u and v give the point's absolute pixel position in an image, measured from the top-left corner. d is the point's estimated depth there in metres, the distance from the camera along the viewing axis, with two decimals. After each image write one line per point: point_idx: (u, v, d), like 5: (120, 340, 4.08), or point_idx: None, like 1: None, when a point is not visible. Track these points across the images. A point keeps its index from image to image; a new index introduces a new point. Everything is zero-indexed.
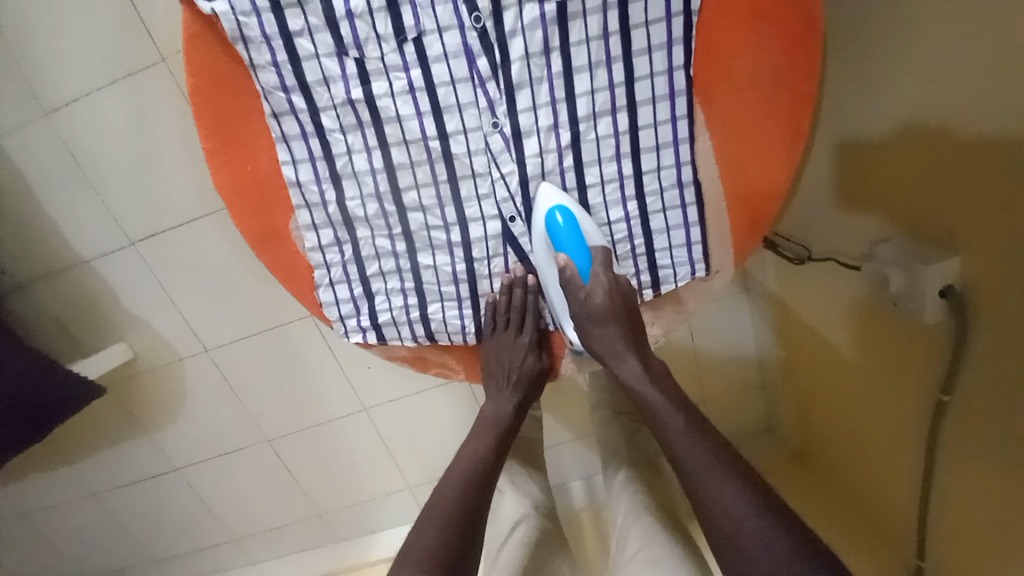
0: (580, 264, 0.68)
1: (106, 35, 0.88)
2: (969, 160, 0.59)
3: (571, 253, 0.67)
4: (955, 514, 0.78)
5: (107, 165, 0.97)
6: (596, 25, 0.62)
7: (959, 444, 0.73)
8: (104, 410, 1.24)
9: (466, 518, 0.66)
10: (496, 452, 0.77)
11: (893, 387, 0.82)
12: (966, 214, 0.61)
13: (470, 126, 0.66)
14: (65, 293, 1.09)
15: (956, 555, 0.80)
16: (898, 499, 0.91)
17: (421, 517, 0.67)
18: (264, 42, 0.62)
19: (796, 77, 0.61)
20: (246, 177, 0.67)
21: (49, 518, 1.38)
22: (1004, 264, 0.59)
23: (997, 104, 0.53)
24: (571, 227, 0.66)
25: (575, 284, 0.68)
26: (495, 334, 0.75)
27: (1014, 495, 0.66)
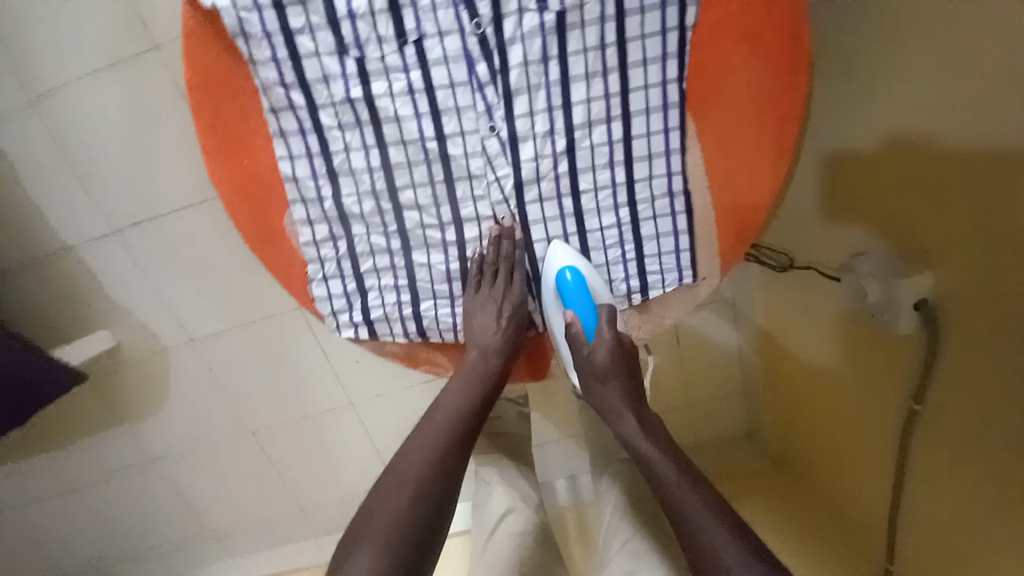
0: (585, 322, 0.71)
1: (100, 19, 0.87)
2: (941, 180, 0.62)
3: (577, 309, 0.70)
4: (922, 519, 0.81)
5: (98, 151, 0.96)
6: (594, 35, 0.64)
7: (926, 451, 0.77)
8: (85, 399, 1.22)
9: (435, 490, 0.66)
10: (476, 413, 0.72)
11: (867, 394, 0.86)
12: (940, 231, 0.64)
13: (467, 129, 0.67)
14: (48, 280, 1.08)
15: (921, 556, 0.84)
16: (870, 502, 0.94)
17: (394, 472, 0.68)
18: (265, 38, 0.62)
19: (786, 96, 0.63)
20: (241, 170, 0.67)
21: (24, 507, 1.36)
22: (973, 279, 0.62)
23: (976, 125, 0.56)
24: (579, 284, 0.69)
25: (579, 341, 0.71)
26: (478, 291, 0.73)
27: (976, 502, 0.70)
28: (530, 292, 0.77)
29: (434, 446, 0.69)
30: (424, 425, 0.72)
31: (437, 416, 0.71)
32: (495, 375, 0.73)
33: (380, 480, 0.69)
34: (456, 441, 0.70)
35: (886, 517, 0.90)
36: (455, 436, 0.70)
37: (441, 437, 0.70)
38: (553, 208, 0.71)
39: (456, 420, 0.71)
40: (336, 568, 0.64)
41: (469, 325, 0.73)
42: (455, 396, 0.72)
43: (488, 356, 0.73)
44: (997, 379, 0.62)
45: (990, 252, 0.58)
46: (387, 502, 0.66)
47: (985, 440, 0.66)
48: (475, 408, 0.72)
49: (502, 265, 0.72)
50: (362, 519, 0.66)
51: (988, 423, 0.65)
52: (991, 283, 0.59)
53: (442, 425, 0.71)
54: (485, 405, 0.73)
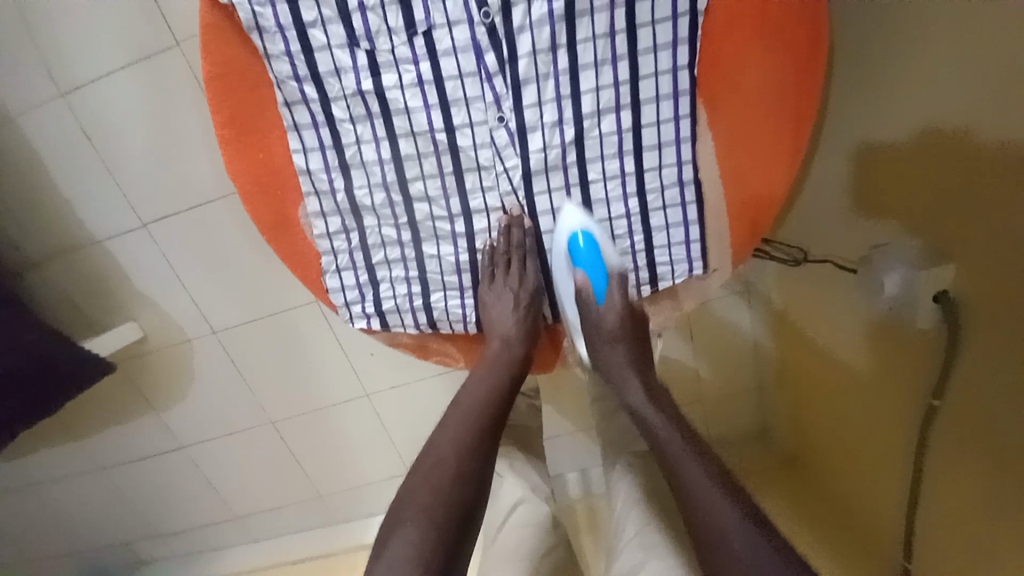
0: (595, 283, 0.72)
1: (123, 18, 0.90)
2: (962, 170, 0.59)
3: (588, 270, 0.72)
4: (941, 520, 0.79)
5: (123, 147, 1.00)
6: (603, 23, 0.63)
7: (945, 450, 0.74)
8: (111, 386, 1.27)
9: (474, 470, 0.65)
10: (504, 397, 0.72)
11: (886, 390, 0.84)
12: (957, 221, 0.62)
13: (476, 120, 0.68)
14: (77, 271, 1.12)
15: (939, 557, 0.81)
16: (887, 502, 0.92)
17: (429, 457, 0.67)
18: (278, 32, 0.63)
19: (800, 84, 0.63)
20: (257, 163, 0.69)
21: (56, 489, 1.42)
22: (985, 270, 0.60)
23: (990, 111, 0.54)
24: (591, 248, 0.70)
25: (589, 301, 0.73)
26: (492, 280, 0.74)
27: (993, 504, 0.67)
28: (546, 284, 0.78)
29: (467, 429, 0.69)
30: (454, 409, 0.71)
31: (467, 400, 0.72)
32: (519, 361, 0.74)
33: (414, 465, 0.67)
34: (488, 423, 0.70)
35: (903, 517, 0.88)
36: (487, 420, 0.70)
37: (474, 421, 0.70)
38: (562, 198, 0.72)
39: (487, 404, 0.71)
40: (376, 555, 0.60)
41: (485, 314, 0.75)
42: (482, 382, 0.72)
43: (511, 344, 0.74)
44: (1010, 379, 0.59)
45: (1003, 246, 0.56)
46: (428, 482, 0.64)
47: (998, 443, 0.64)
48: (504, 394, 0.72)
49: (515, 254, 0.73)
50: (401, 504, 0.64)
51: (1003, 423, 0.62)
52: (1005, 275, 0.56)
53: (471, 409, 0.71)
54: (513, 389, 0.73)
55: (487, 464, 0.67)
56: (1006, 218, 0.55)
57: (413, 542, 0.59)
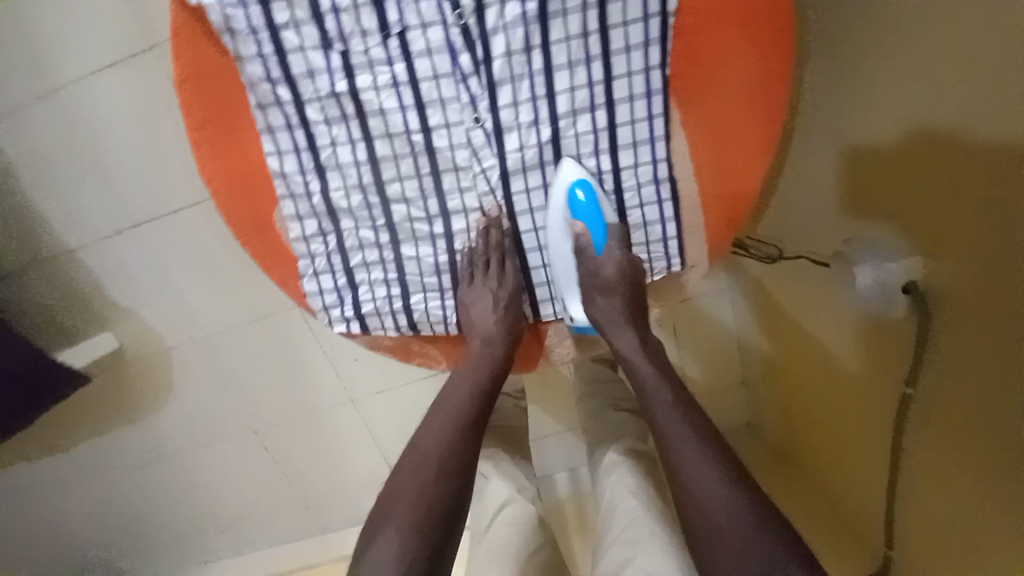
0: (595, 235, 0.71)
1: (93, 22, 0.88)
2: (934, 164, 0.61)
3: (588, 224, 0.70)
4: (919, 506, 0.81)
5: (97, 153, 0.97)
6: (576, 24, 0.64)
7: (922, 437, 0.76)
8: (88, 399, 1.24)
9: (456, 472, 0.65)
10: (486, 396, 0.72)
11: (862, 380, 0.85)
12: (925, 214, 0.64)
13: (452, 121, 0.68)
14: (49, 282, 1.09)
15: (919, 543, 0.83)
16: (869, 492, 0.94)
17: (411, 459, 0.67)
18: (250, 35, 0.63)
19: (768, 82, 0.64)
20: (230, 166, 0.68)
21: (30, 508, 1.37)
22: (955, 258, 0.61)
23: (959, 103, 0.56)
24: (591, 202, 0.69)
25: (587, 253, 0.71)
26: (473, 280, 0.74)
27: (968, 487, 0.69)
28: (527, 284, 0.78)
29: (449, 431, 0.68)
30: (435, 411, 0.71)
31: (449, 401, 0.71)
32: (501, 360, 0.74)
33: (396, 468, 0.67)
34: (470, 423, 0.70)
35: (883, 504, 0.90)
36: (470, 421, 0.69)
37: (457, 422, 0.69)
38: (540, 198, 0.72)
39: (470, 405, 0.71)
40: (360, 556, 0.62)
41: (466, 315, 0.74)
42: (463, 383, 0.72)
43: (493, 343, 0.74)
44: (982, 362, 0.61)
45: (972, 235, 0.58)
46: (411, 484, 0.64)
47: (972, 427, 0.66)
48: (487, 393, 0.72)
49: (494, 254, 0.73)
50: (383, 507, 0.64)
51: (978, 407, 0.64)
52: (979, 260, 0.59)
53: (453, 410, 0.70)
54: (495, 388, 0.73)
55: (470, 465, 0.67)
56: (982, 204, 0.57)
57: (394, 544, 0.60)
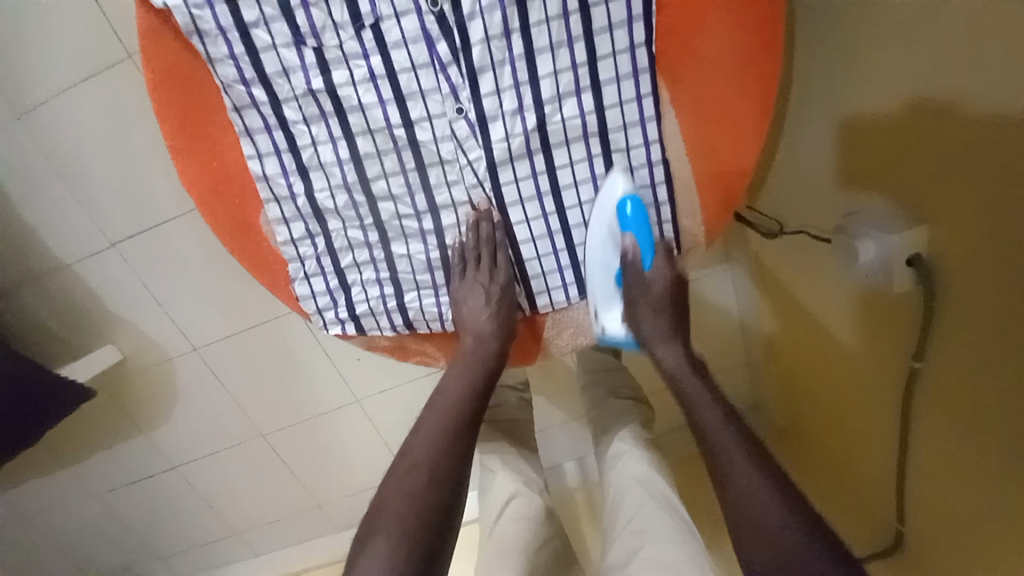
0: (643, 251, 0.69)
1: (65, 32, 0.85)
2: (932, 133, 0.58)
3: (636, 236, 0.69)
4: (928, 483, 0.79)
5: (84, 166, 0.95)
6: (556, 4, 0.62)
7: (930, 417, 0.74)
8: (96, 413, 1.24)
9: (450, 473, 0.64)
10: (479, 396, 0.71)
11: (865, 357, 0.84)
12: (926, 185, 0.62)
13: (434, 113, 0.66)
14: (48, 298, 1.09)
15: (930, 520, 0.82)
16: (876, 471, 0.92)
17: (403, 463, 0.65)
18: (220, 35, 0.61)
19: (758, 54, 0.62)
20: (211, 172, 0.67)
21: (48, 521, 1.39)
22: (955, 231, 0.59)
23: (951, 66, 0.53)
24: (639, 215, 0.67)
25: (636, 267, 0.70)
26: (465, 275, 0.72)
27: (975, 465, 0.68)
28: (519, 275, 0.76)
29: (442, 432, 0.67)
30: (427, 411, 0.70)
31: (442, 401, 0.70)
32: (494, 358, 0.73)
33: (388, 472, 0.66)
34: (464, 423, 0.69)
35: (892, 482, 0.88)
36: (462, 420, 0.68)
37: (449, 422, 0.68)
38: (530, 187, 0.70)
39: (462, 404, 0.70)
40: (351, 565, 0.60)
41: (459, 311, 0.73)
42: (455, 383, 0.71)
43: (485, 340, 0.73)
44: (983, 337, 0.60)
45: (974, 205, 0.56)
46: (401, 488, 0.63)
47: (972, 405, 0.64)
48: (479, 391, 0.71)
49: (485, 248, 0.72)
50: (375, 512, 0.62)
51: (980, 386, 0.62)
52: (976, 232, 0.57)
53: (446, 410, 0.69)
54: (489, 386, 0.72)
55: (465, 466, 0.66)
56: (978, 176, 0.54)
57: (384, 553, 0.58)
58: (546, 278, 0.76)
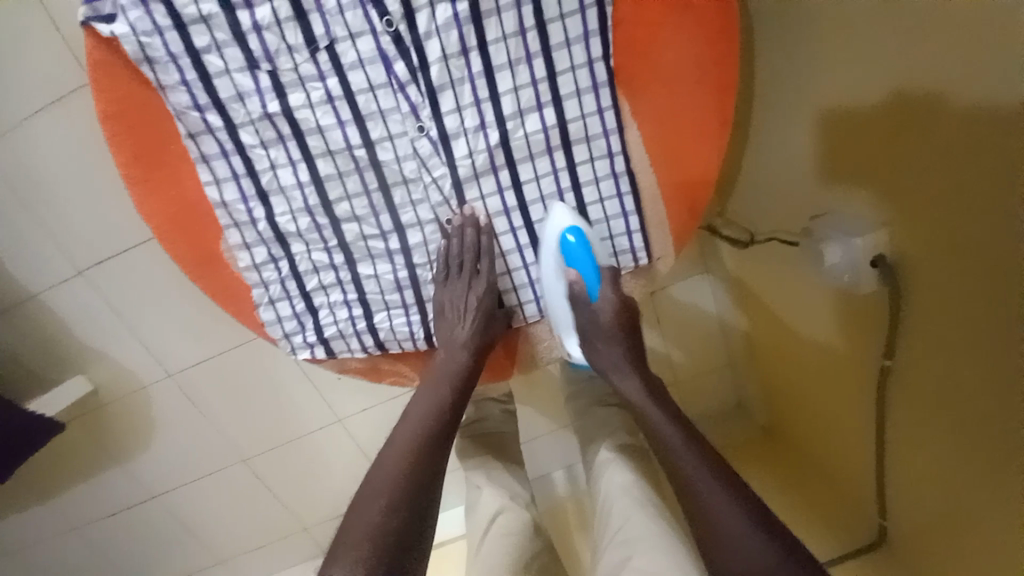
0: (588, 282, 0.71)
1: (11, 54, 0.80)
2: (897, 135, 0.59)
3: (581, 269, 0.69)
4: (909, 483, 0.79)
5: (38, 192, 0.90)
6: (512, 21, 0.62)
7: (903, 416, 0.74)
8: (66, 447, 1.19)
9: (416, 491, 0.62)
10: (450, 411, 0.70)
11: (836, 356, 0.85)
12: (892, 187, 0.62)
13: (395, 133, 0.65)
14: (8, 331, 1.03)
15: (912, 519, 0.82)
16: (857, 473, 0.93)
17: (369, 483, 0.64)
18: (170, 62, 0.59)
19: (716, 63, 0.63)
20: (168, 200, 0.65)
21: (21, 560, 1.34)
22: (921, 230, 0.60)
23: (921, 66, 0.53)
24: (582, 245, 0.68)
25: (582, 300, 0.72)
26: (448, 282, 0.71)
27: (956, 462, 0.68)
28: (502, 282, 0.75)
29: (409, 449, 0.66)
30: (398, 427, 0.69)
31: (413, 417, 0.69)
32: (466, 370, 0.72)
33: (356, 492, 0.64)
34: (433, 440, 0.67)
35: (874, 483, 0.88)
36: (431, 438, 0.67)
37: (417, 439, 0.67)
38: (497, 203, 0.70)
39: (433, 422, 0.68)
40: None
41: (439, 320, 0.72)
42: (426, 398, 0.70)
43: (455, 356, 0.72)
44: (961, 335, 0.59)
45: (943, 204, 0.56)
46: (359, 516, 0.60)
47: (948, 397, 0.65)
48: (449, 407, 0.70)
49: (468, 256, 0.70)
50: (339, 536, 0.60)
51: (954, 381, 0.63)
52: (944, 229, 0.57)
53: (416, 426, 0.68)
54: (461, 400, 0.71)
55: (432, 484, 0.64)
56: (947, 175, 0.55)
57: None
58: (519, 292, 0.76)
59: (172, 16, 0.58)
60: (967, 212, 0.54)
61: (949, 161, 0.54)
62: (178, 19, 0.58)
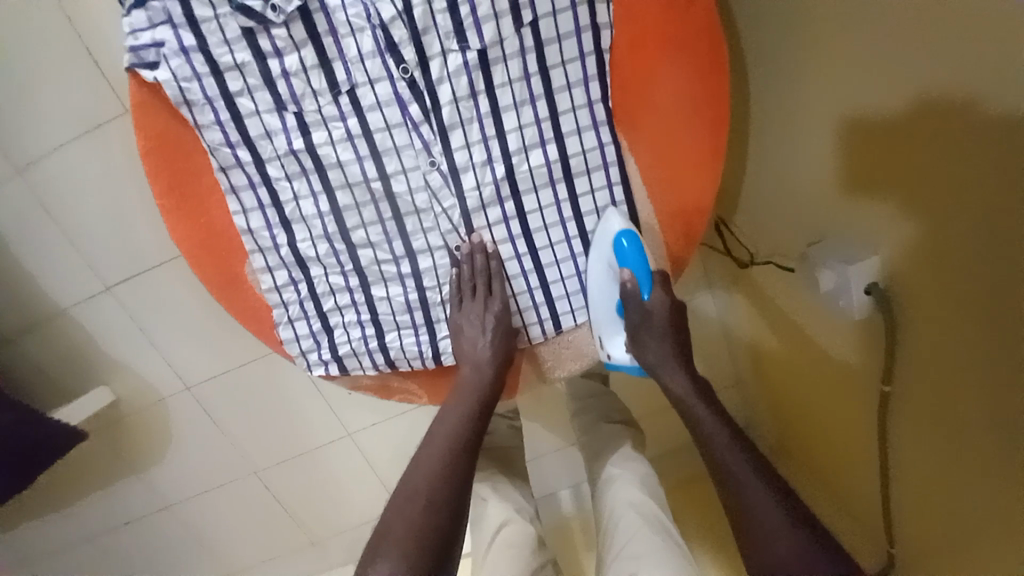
0: (640, 278, 0.71)
1: (57, 90, 0.86)
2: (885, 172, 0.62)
3: (634, 270, 0.70)
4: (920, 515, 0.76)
5: (74, 216, 0.96)
6: (517, 67, 0.67)
7: (908, 442, 0.73)
8: (88, 457, 1.24)
9: (451, 496, 0.66)
10: (479, 417, 0.73)
11: (830, 377, 0.86)
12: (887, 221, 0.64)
13: (408, 167, 0.71)
14: (40, 345, 1.08)
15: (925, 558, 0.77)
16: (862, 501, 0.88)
17: (404, 487, 0.68)
18: (207, 104, 0.65)
19: (709, 102, 0.67)
20: (198, 228, 0.71)
21: (40, 566, 1.38)
22: (919, 255, 0.61)
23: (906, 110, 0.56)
24: (635, 248, 0.70)
25: (635, 298, 0.71)
26: (462, 307, 0.75)
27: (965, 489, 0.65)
28: (516, 300, 0.78)
29: (442, 458, 0.69)
30: (429, 433, 0.73)
31: (442, 427, 0.72)
32: (491, 380, 0.75)
33: (391, 496, 0.68)
34: (463, 448, 0.71)
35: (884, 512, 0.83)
36: (460, 448, 0.70)
37: (447, 449, 0.70)
38: (502, 231, 0.74)
39: (462, 430, 0.72)
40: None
41: (458, 341, 0.76)
42: (454, 408, 0.74)
43: (481, 368, 0.75)
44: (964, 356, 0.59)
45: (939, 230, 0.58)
46: (401, 515, 0.65)
47: (952, 421, 0.64)
48: (476, 418, 0.73)
49: (481, 279, 0.75)
50: (380, 534, 0.65)
51: (958, 403, 0.62)
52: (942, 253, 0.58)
53: (447, 433, 0.72)
54: (489, 407, 0.74)
55: (464, 489, 0.68)
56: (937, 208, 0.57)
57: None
58: (524, 314, 0.79)
59: (209, 63, 0.64)
60: (947, 245, 0.57)
61: (937, 201, 0.57)
62: (214, 66, 0.65)
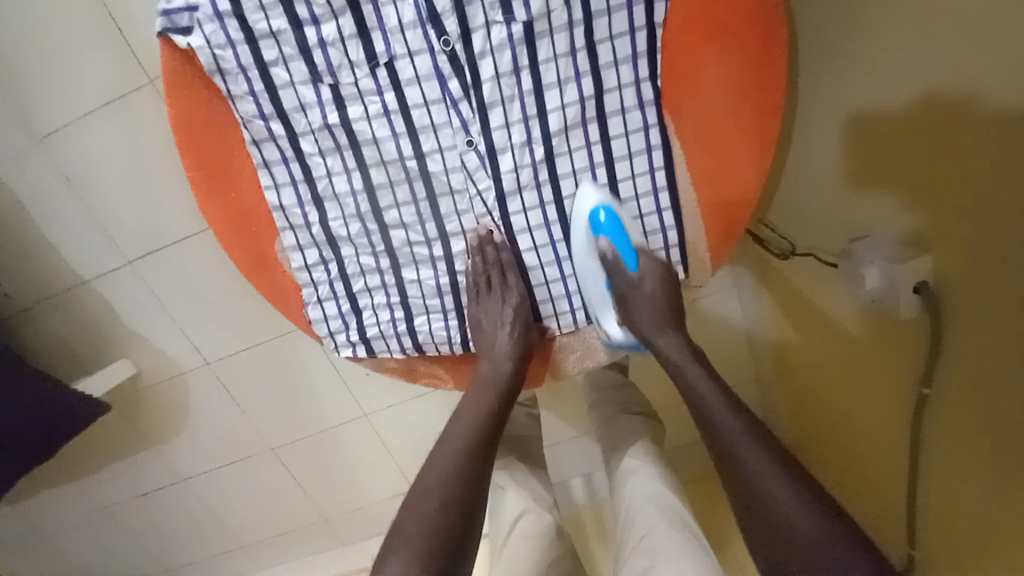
0: (623, 249, 0.68)
1: (79, 57, 0.84)
2: (922, 164, 0.59)
3: (613, 237, 0.68)
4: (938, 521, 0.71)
5: (95, 187, 0.94)
6: (564, 42, 0.64)
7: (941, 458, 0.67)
8: (108, 427, 1.25)
9: (466, 494, 0.65)
10: (495, 411, 0.71)
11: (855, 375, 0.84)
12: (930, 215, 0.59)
13: (445, 146, 0.68)
14: (61, 316, 1.08)
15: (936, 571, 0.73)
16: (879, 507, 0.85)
17: (417, 483, 0.67)
18: (240, 73, 0.63)
19: (759, 84, 0.63)
20: (228, 204, 0.69)
21: (62, 531, 1.41)
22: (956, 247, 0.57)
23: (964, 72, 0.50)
24: (613, 220, 0.67)
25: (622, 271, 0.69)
26: (480, 301, 0.73)
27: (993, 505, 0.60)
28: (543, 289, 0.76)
29: (456, 455, 0.68)
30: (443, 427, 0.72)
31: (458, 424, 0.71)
32: (508, 374, 0.73)
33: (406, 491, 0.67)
34: (479, 444, 0.69)
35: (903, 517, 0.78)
36: (475, 445, 0.69)
37: (462, 447, 0.69)
38: (538, 216, 0.72)
39: (479, 426, 0.70)
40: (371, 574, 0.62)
41: (479, 332, 0.74)
42: (470, 407, 0.72)
43: (499, 363, 0.73)
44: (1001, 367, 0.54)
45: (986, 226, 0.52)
46: (414, 510, 0.64)
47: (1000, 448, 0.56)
48: (492, 415, 0.71)
49: (493, 271, 0.72)
50: (394, 530, 0.64)
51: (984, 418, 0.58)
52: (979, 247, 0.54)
53: (464, 429, 0.70)
54: (506, 402, 0.72)
55: (479, 488, 0.67)
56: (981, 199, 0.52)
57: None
58: (554, 303, 0.77)
59: (244, 30, 0.62)
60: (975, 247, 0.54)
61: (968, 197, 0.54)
62: (249, 33, 0.62)
